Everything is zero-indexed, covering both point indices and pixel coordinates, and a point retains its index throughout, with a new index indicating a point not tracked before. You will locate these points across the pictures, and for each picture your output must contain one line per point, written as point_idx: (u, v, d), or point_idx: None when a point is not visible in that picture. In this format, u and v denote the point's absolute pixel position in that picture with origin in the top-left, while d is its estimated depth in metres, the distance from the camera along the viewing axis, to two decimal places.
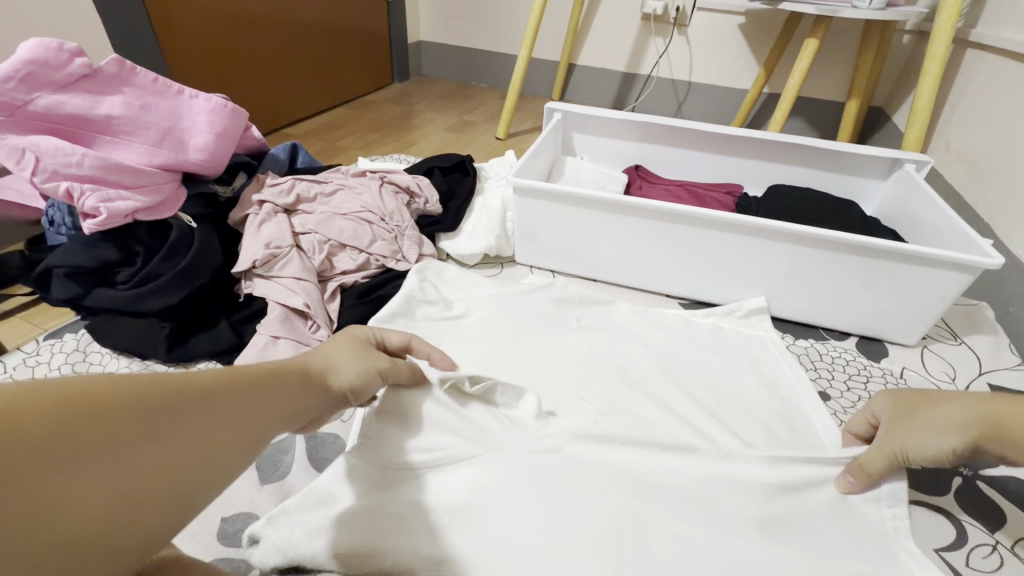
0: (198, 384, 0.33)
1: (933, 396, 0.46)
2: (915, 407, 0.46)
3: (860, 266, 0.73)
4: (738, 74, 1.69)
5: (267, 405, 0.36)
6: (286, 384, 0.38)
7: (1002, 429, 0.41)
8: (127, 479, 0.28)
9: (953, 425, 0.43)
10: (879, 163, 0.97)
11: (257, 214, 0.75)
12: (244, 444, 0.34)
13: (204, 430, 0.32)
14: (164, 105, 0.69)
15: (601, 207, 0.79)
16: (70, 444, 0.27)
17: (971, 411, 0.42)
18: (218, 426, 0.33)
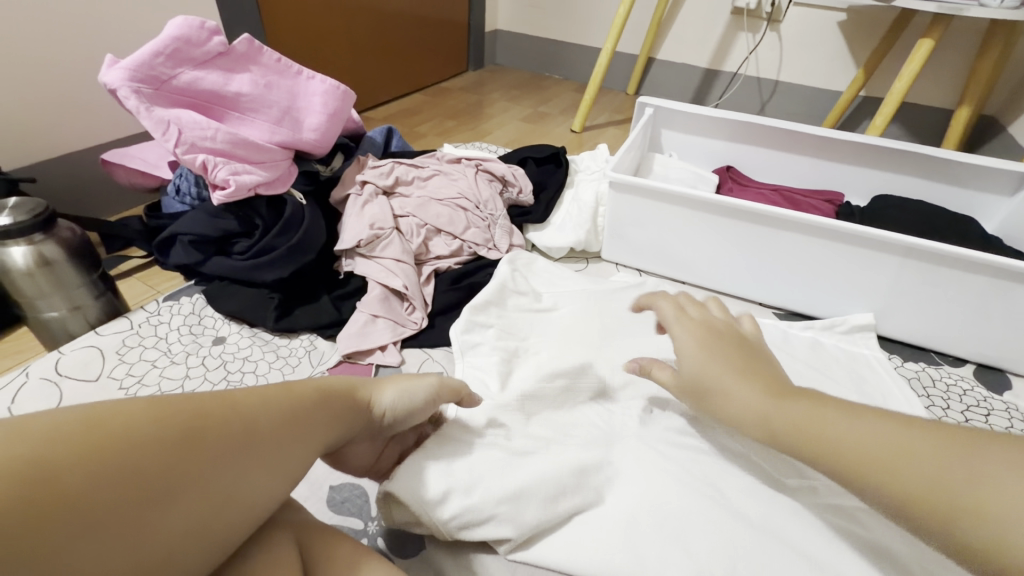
0: (235, 414, 0.35)
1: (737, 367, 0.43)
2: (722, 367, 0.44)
3: (989, 289, 0.67)
4: (833, 74, 1.59)
5: (302, 430, 0.38)
6: (328, 404, 0.40)
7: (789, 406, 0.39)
8: (178, 502, 0.31)
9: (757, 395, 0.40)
10: (1005, 177, 0.89)
11: (360, 194, 0.78)
12: (291, 461, 0.37)
13: (250, 458, 0.34)
14: (284, 84, 0.72)
15: (700, 208, 0.76)
16: (127, 489, 0.29)
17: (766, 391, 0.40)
18: (262, 450, 0.35)
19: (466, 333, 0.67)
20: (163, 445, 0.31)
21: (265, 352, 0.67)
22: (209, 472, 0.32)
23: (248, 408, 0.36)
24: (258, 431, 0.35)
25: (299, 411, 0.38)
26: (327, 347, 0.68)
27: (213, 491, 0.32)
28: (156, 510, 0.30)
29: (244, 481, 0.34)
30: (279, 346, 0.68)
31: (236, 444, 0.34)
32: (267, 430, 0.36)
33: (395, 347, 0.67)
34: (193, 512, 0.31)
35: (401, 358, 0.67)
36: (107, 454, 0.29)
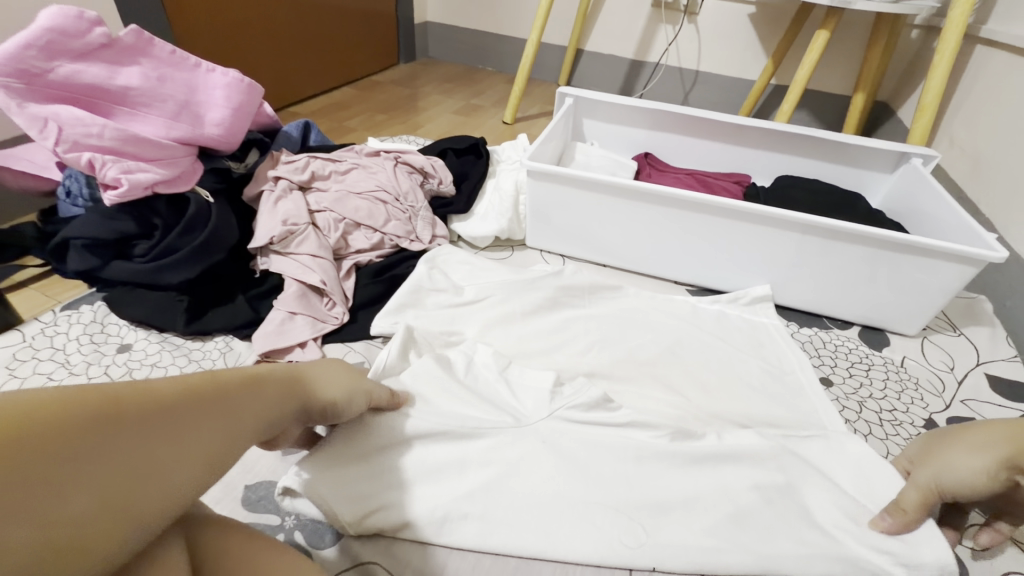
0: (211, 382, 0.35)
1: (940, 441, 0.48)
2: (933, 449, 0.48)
3: (868, 256, 0.74)
4: (747, 64, 1.68)
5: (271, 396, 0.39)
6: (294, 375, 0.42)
7: None
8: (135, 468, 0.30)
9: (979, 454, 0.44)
10: (885, 156, 0.98)
11: (273, 190, 0.76)
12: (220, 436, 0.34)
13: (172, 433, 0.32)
14: (180, 77, 0.69)
15: (614, 192, 0.79)
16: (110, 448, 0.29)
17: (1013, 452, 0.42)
18: (186, 429, 0.32)
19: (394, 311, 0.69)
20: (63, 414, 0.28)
21: (175, 357, 0.64)
22: (126, 442, 0.29)
23: (164, 383, 0.33)
24: (185, 405, 0.33)
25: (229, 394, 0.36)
26: (243, 348, 0.66)
27: (132, 466, 0.29)
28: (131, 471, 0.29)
29: (166, 454, 0.31)
30: (191, 350, 0.65)
31: (162, 419, 0.31)
32: (188, 410, 0.33)
33: (316, 343, 0.67)
34: (105, 491, 0.28)
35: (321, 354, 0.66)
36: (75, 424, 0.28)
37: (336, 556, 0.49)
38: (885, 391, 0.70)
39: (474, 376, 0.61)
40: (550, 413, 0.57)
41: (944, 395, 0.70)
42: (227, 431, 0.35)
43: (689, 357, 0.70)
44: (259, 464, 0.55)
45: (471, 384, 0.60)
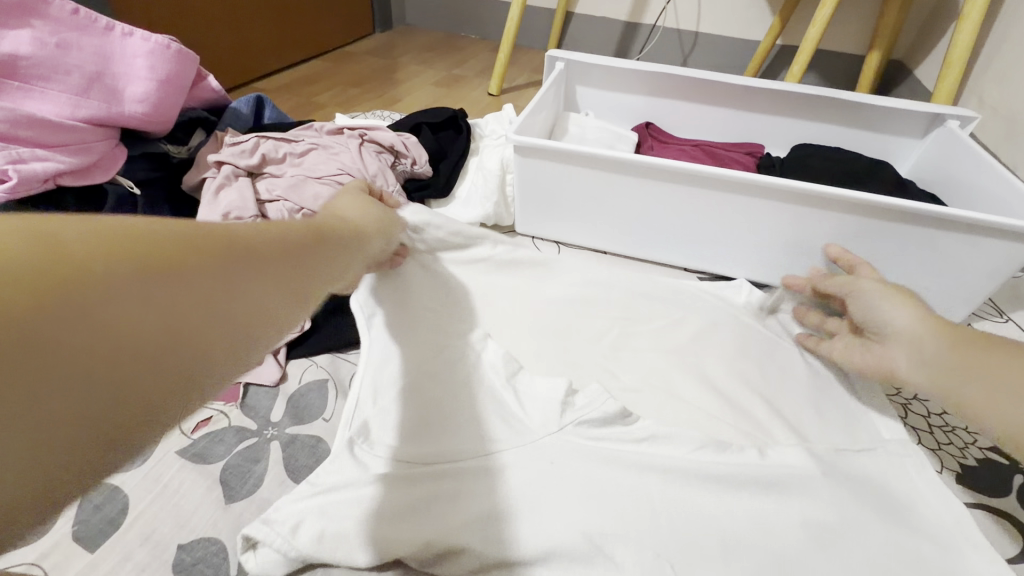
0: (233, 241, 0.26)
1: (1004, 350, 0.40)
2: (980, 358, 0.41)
3: (910, 235, 0.64)
4: (751, 23, 1.55)
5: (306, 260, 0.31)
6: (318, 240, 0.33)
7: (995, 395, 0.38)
8: (151, 323, 0.20)
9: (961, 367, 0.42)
10: (916, 119, 0.87)
11: (214, 178, 0.65)
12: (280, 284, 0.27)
13: (244, 284, 0.25)
14: (87, 43, 0.57)
15: (614, 167, 0.69)
16: (126, 312, 0.20)
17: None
18: (255, 282, 0.26)
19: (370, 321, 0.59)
20: (79, 267, 0.19)
21: None
22: (190, 290, 0.22)
23: (191, 232, 0.24)
24: (239, 251, 0.25)
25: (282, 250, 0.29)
26: None
27: (184, 320, 0.22)
28: (130, 328, 0.19)
29: (239, 304, 0.24)
30: None
31: (195, 275, 0.22)
32: (240, 267, 0.25)
33: (275, 358, 0.57)
34: (115, 375, 0.19)
35: (282, 372, 0.56)
36: (76, 271, 0.19)
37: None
38: None
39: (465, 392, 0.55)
40: (559, 429, 0.50)
41: None
42: (283, 282, 0.28)
43: (709, 359, 0.60)
44: (197, 516, 0.45)
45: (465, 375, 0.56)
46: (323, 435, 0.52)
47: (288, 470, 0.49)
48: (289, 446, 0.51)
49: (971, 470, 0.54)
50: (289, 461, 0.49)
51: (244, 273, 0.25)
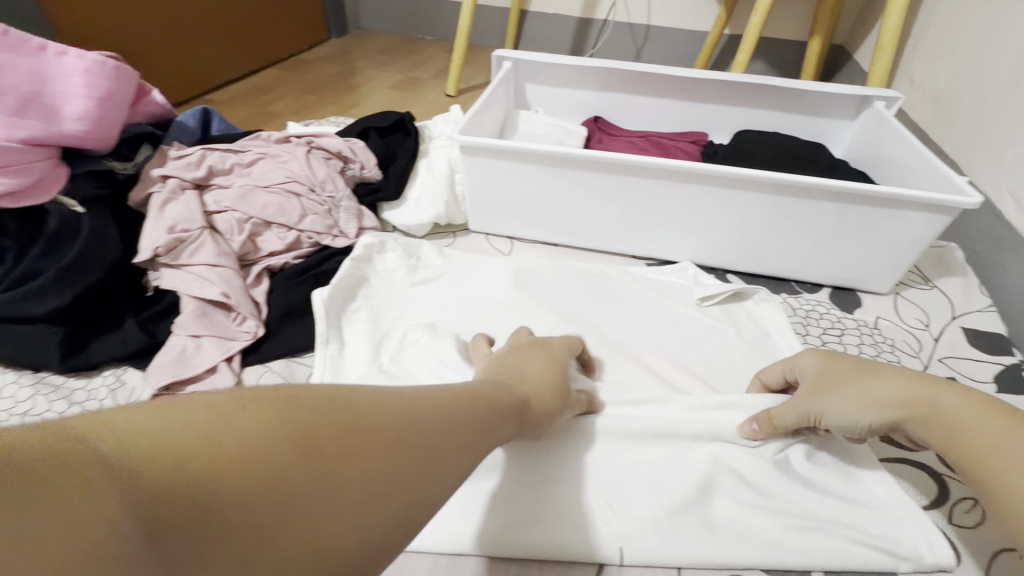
0: (387, 424, 0.28)
1: (870, 364, 0.43)
2: (836, 380, 0.43)
3: (838, 212, 0.67)
4: (699, 15, 1.60)
5: (453, 426, 0.32)
6: (462, 413, 0.34)
7: (933, 418, 0.38)
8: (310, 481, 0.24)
9: (876, 404, 0.41)
10: (847, 101, 0.92)
11: (160, 192, 0.65)
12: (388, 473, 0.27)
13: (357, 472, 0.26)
14: (22, 64, 0.58)
15: (556, 162, 0.71)
16: (290, 461, 0.23)
17: (907, 394, 0.40)
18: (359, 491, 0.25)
19: (325, 322, 0.60)
20: (237, 442, 0.22)
21: (53, 402, 0.54)
22: (301, 480, 0.23)
23: (357, 423, 0.27)
24: (399, 432, 0.28)
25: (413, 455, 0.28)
26: (138, 381, 0.57)
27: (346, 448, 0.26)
28: (291, 481, 0.23)
29: (328, 504, 0.24)
30: (73, 390, 0.56)
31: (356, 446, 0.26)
32: (394, 432, 0.28)
33: (229, 366, 0.58)
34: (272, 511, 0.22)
35: (236, 379, 0.57)
36: (249, 440, 0.23)
37: None
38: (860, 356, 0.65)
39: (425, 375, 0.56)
40: None
41: (921, 355, 0.66)
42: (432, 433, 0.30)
43: (650, 344, 0.64)
44: None
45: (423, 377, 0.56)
46: None
47: None
48: None
49: None
50: None
51: (347, 475, 0.25)
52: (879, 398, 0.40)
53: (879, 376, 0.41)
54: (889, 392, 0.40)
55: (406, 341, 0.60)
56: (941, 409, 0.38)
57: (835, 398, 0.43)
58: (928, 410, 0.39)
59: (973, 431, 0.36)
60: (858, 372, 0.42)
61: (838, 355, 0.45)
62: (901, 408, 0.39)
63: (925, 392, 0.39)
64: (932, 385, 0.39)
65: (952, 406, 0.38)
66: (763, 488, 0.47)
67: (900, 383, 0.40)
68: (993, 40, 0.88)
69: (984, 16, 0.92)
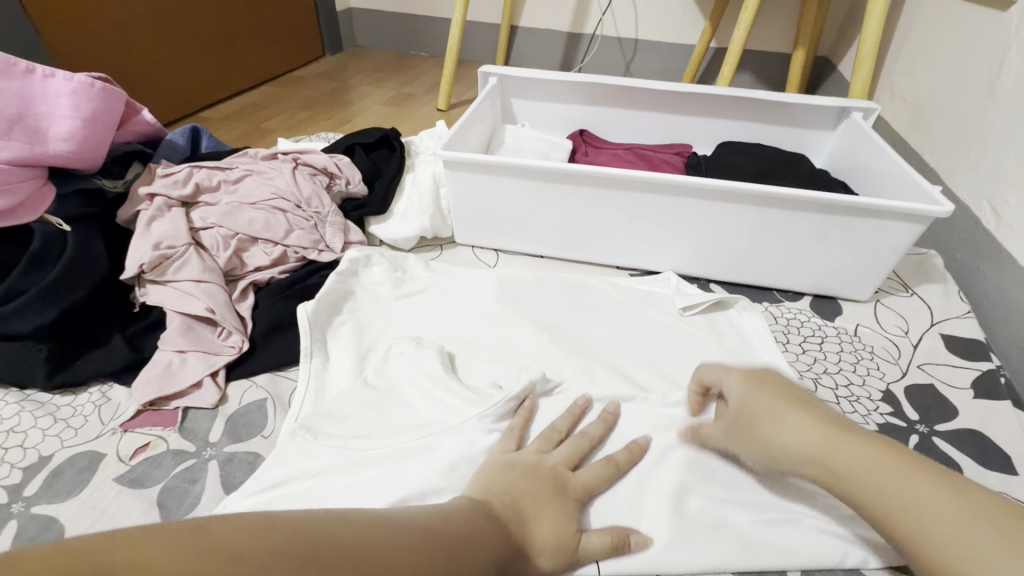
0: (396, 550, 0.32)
1: (789, 406, 0.44)
2: (757, 422, 0.45)
3: (816, 221, 0.69)
4: (685, 30, 1.63)
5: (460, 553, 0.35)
6: (470, 539, 0.37)
7: (830, 474, 0.39)
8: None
9: (781, 451, 0.43)
10: (826, 113, 0.94)
11: (147, 210, 0.66)
12: (404, 561, 0.31)
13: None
14: (7, 87, 0.59)
15: (539, 175, 0.72)
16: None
17: (807, 446, 0.41)
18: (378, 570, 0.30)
19: (310, 335, 0.61)
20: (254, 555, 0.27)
21: (37, 419, 0.55)
22: None
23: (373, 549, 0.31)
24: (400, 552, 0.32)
25: (423, 550, 0.33)
26: (123, 398, 0.57)
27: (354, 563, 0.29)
28: None
29: None
30: (58, 407, 0.56)
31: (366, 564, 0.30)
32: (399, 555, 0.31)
33: (214, 380, 0.58)
34: None
35: (220, 394, 0.58)
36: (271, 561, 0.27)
37: None
38: (840, 364, 0.66)
39: (406, 387, 0.57)
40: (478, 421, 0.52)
41: (900, 362, 0.66)
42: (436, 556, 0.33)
43: (633, 354, 0.64)
44: None
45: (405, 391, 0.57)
46: (261, 451, 0.53)
47: (224, 486, 0.50)
48: (227, 462, 0.52)
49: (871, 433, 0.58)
50: (227, 477, 0.51)
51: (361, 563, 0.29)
52: (782, 444, 0.43)
53: (784, 421, 0.43)
54: (794, 442, 0.42)
55: (388, 354, 0.61)
56: (833, 463, 0.39)
57: (748, 436, 0.46)
58: (823, 464, 0.40)
59: (860, 489, 0.37)
60: (769, 415, 0.44)
61: (762, 385, 0.47)
62: (805, 460, 0.41)
63: (827, 446, 0.40)
64: (839, 436, 0.40)
65: (848, 461, 0.38)
66: (738, 495, 0.48)
67: (809, 433, 0.41)
68: (966, 51, 0.90)
69: (957, 28, 0.94)
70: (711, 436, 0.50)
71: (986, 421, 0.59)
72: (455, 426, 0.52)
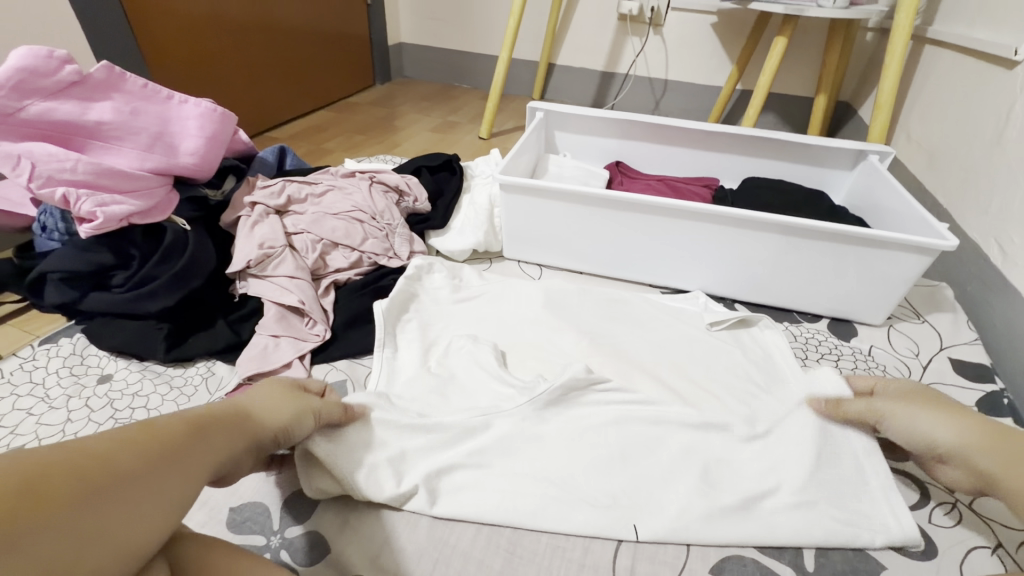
0: (136, 447, 0.37)
1: (953, 408, 0.54)
2: (918, 406, 0.55)
3: (833, 250, 0.76)
4: (713, 72, 1.74)
5: (207, 438, 0.42)
6: (213, 428, 0.43)
7: (984, 456, 0.49)
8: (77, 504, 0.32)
9: (943, 432, 0.52)
10: (845, 154, 1.02)
11: (249, 215, 0.77)
12: (165, 457, 0.38)
13: (118, 482, 0.35)
14: (152, 110, 0.70)
15: (584, 200, 0.82)
16: (52, 487, 0.32)
17: (969, 432, 0.51)
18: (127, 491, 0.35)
19: (384, 329, 0.70)
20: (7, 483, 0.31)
21: (156, 385, 0.65)
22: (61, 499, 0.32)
23: (114, 452, 0.36)
24: (142, 446, 0.37)
25: (167, 444, 0.39)
26: (225, 372, 0.67)
27: (99, 467, 0.34)
28: (56, 502, 0.32)
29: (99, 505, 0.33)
30: (172, 377, 0.66)
31: (120, 467, 0.35)
32: (146, 450, 0.37)
33: (302, 363, 0.68)
34: (56, 525, 0.31)
35: (307, 374, 0.67)
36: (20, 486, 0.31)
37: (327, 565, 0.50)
38: None
39: (468, 380, 0.65)
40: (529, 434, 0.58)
41: (910, 380, 0.73)
42: (188, 447, 0.40)
43: (664, 361, 0.72)
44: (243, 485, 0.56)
45: (466, 379, 0.65)
46: None
47: None
48: None
49: None
50: None
51: (113, 468, 0.35)
52: (942, 426, 0.52)
53: (954, 418, 0.53)
54: (955, 428, 0.52)
55: (451, 348, 0.70)
56: (982, 447, 0.50)
57: (904, 410, 0.56)
58: (983, 448, 0.50)
59: (1008, 467, 0.48)
60: (934, 407, 0.54)
61: (923, 390, 0.57)
62: (962, 440, 0.51)
63: (985, 437, 0.50)
64: (1001, 437, 0.50)
65: (1008, 450, 0.49)
66: (757, 482, 0.55)
67: (971, 428, 0.51)
68: (976, 104, 0.99)
69: (969, 82, 1.03)
70: (854, 409, 0.58)
71: None
72: (511, 411, 0.60)
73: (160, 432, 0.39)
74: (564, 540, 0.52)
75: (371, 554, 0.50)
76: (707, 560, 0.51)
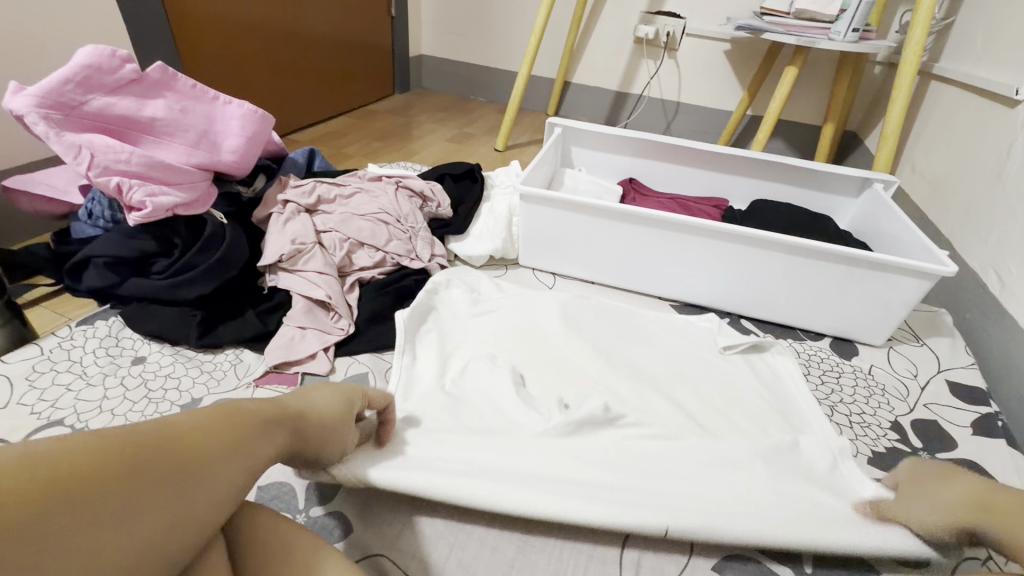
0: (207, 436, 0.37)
1: (943, 472, 0.52)
2: (916, 481, 0.53)
3: (837, 272, 0.80)
4: (725, 96, 1.79)
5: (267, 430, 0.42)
6: (274, 422, 0.43)
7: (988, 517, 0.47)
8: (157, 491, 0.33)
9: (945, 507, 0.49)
10: (850, 181, 1.06)
11: (281, 213, 0.81)
12: (232, 448, 0.38)
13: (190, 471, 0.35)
14: (200, 109, 0.75)
15: (600, 213, 0.85)
16: (135, 471, 0.32)
17: (962, 497, 0.49)
18: (172, 488, 0.33)
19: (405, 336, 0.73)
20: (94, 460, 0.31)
21: (188, 368, 0.68)
22: (141, 486, 0.32)
23: (189, 437, 0.36)
24: (211, 434, 0.37)
25: (232, 433, 0.39)
26: (253, 360, 0.70)
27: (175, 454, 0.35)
28: (138, 491, 0.32)
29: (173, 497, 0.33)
30: (203, 362, 0.69)
31: (195, 456, 0.36)
32: (217, 438, 0.38)
33: (326, 354, 0.70)
34: (139, 513, 0.32)
35: (330, 365, 0.70)
36: (107, 468, 0.31)
37: (347, 547, 0.52)
38: (854, 395, 0.76)
39: (486, 379, 0.68)
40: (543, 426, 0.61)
41: (908, 400, 0.76)
42: (250, 437, 0.40)
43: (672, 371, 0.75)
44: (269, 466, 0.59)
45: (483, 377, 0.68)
46: None
47: None
48: None
49: (880, 454, 0.68)
50: None
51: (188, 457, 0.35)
52: (942, 501, 0.50)
53: (949, 480, 0.51)
54: (950, 496, 0.49)
55: (468, 363, 0.72)
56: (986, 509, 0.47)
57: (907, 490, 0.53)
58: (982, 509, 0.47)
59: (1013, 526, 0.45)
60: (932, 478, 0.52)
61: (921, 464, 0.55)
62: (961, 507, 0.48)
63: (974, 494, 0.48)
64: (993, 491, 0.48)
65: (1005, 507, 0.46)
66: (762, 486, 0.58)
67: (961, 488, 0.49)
68: (978, 139, 1.03)
69: (972, 118, 1.07)
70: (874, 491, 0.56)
71: (982, 455, 0.68)
72: (526, 410, 0.63)
73: (225, 422, 0.39)
74: (575, 532, 0.55)
75: (390, 537, 0.53)
76: (710, 557, 0.54)
